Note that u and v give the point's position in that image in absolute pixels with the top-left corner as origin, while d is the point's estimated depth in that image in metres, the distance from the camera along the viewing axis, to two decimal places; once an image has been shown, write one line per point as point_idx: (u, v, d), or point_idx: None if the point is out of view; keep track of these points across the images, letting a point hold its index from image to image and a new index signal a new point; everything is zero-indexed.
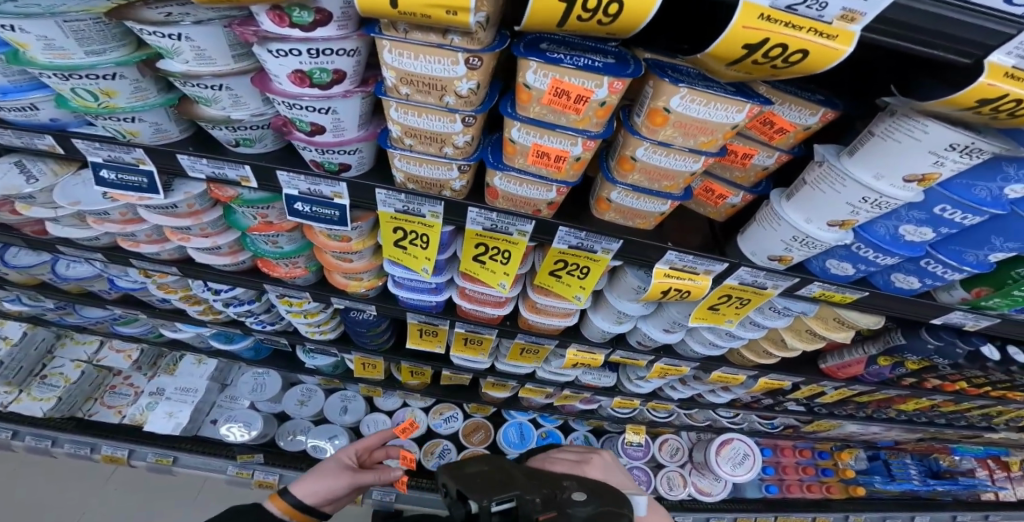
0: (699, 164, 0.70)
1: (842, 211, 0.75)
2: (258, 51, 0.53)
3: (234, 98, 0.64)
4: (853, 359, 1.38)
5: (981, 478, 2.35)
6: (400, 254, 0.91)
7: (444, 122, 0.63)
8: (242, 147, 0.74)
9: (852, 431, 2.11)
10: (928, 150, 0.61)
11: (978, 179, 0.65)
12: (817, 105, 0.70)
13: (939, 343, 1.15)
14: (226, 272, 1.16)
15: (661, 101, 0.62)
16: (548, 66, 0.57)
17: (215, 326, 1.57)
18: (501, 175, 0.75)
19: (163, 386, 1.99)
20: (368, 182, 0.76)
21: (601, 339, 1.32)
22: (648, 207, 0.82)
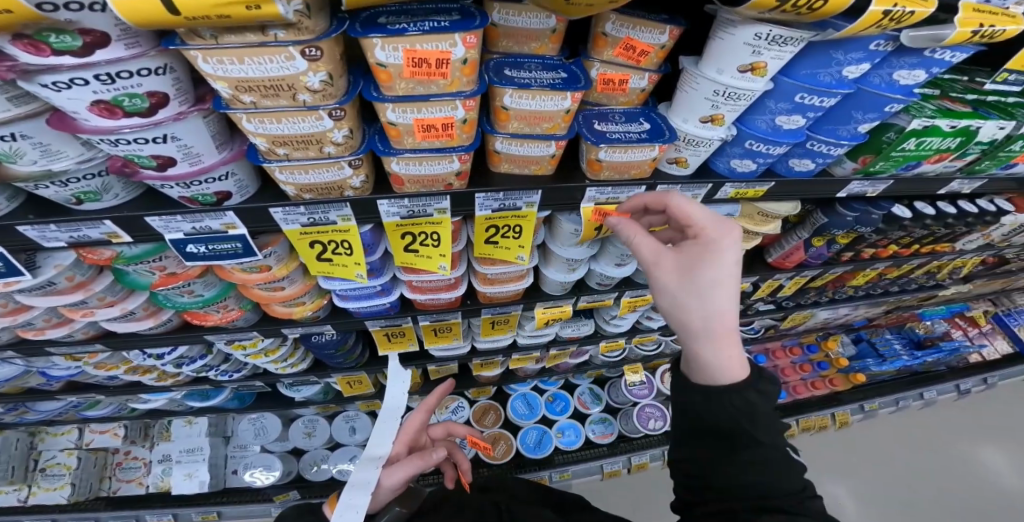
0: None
1: (704, 106, 0.72)
2: (31, 86, 0.46)
3: (43, 149, 0.55)
4: (792, 248, 1.24)
5: (958, 339, 2.33)
6: (328, 267, 0.88)
7: (310, 122, 0.58)
8: (87, 204, 0.66)
9: (827, 319, 2.04)
10: (743, 42, 0.60)
11: (816, 66, 0.65)
12: (663, 23, 0.64)
13: (856, 214, 1.08)
14: (158, 335, 1.13)
15: (498, 101, 0.67)
16: (394, 39, 0.53)
17: (182, 388, 1.59)
18: (397, 160, 0.70)
19: (168, 452, 1.95)
20: (260, 204, 0.72)
21: (562, 291, 1.22)
22: (535, 150, 0.76)
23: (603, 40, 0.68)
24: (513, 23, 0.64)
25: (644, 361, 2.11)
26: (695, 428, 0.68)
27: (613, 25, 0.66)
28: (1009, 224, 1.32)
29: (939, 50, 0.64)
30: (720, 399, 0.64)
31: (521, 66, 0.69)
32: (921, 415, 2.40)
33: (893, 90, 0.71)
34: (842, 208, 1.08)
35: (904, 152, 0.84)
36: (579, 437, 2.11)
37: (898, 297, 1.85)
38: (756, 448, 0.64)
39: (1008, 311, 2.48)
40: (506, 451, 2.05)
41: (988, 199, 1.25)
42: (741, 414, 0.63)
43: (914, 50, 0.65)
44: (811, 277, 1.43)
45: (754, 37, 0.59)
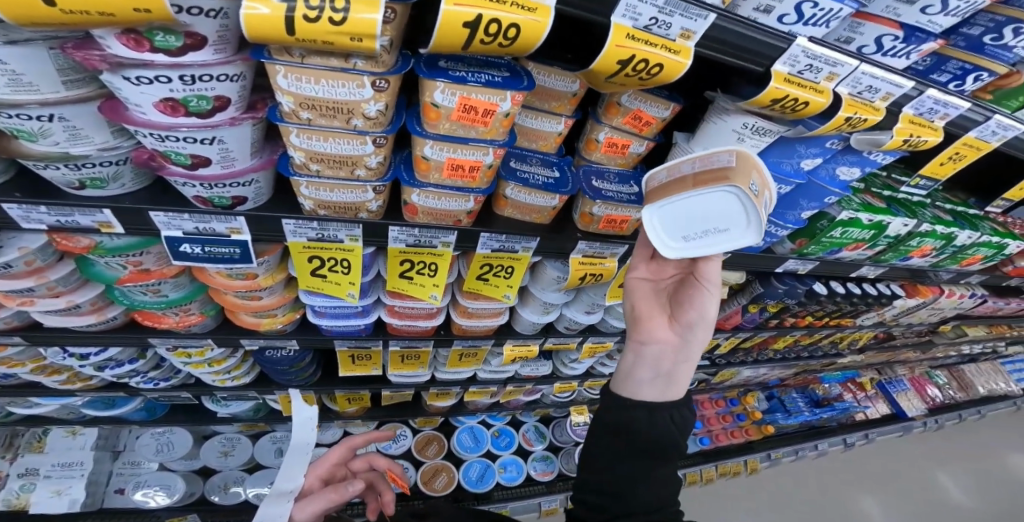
0: (561, 125, 0.79)
1: None
2: (109, 77, 0.45)
3: (73, 132, 0.52)
4: (732, 311, 1.38)
5: (850, 401, 2.67)
6: (319, 283, 0.88)
7: (353, 145, 0.61)
8: (89, 190, 0.62)
9: (749, 377, 2.26)
10: (732, 129, 0.71)
11: (781, 155, 0.78)
12: (668, 100, 0.75)
13: (785, 287, 1.25)
14: (95, 332, 1.03)
15: None
16: (455, 85, 0.58)
17: (90, 393, 1.41)
18: (418, 192, 0.73)
19: (35, 466, 1.66)
20: (274, 213, 0.71)
21: (533, 331, 1.27)
22: (539, 201, 0.83)
23: (616, 107, 0.76)
24: (543, 83, 0.71)
25: (589, 404, 2.19)
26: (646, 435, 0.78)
27: (628, 97, 0.74)
28: (901, 307, 1.58)
29: (874, 153, 0.79)
30: (649, 410, 0.79)
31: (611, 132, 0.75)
32: (818, 465, 2.67)
33: (834, 184, 0.85)
34: (776, 280, 1.25)
35: (831, 238, 1.01)
36: (519, 472, 2.14)
37: (807, 362, 2.09)
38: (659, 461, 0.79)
39: (889, 380, 2.90)
40: (449, 483, 2.01)
41: (885, 283, 1.48)
42: (663, 435, 0.79)
43: (855, 151, 0.80)
44: (742, 338, 1.56)
45: (742, 125, 0.70)
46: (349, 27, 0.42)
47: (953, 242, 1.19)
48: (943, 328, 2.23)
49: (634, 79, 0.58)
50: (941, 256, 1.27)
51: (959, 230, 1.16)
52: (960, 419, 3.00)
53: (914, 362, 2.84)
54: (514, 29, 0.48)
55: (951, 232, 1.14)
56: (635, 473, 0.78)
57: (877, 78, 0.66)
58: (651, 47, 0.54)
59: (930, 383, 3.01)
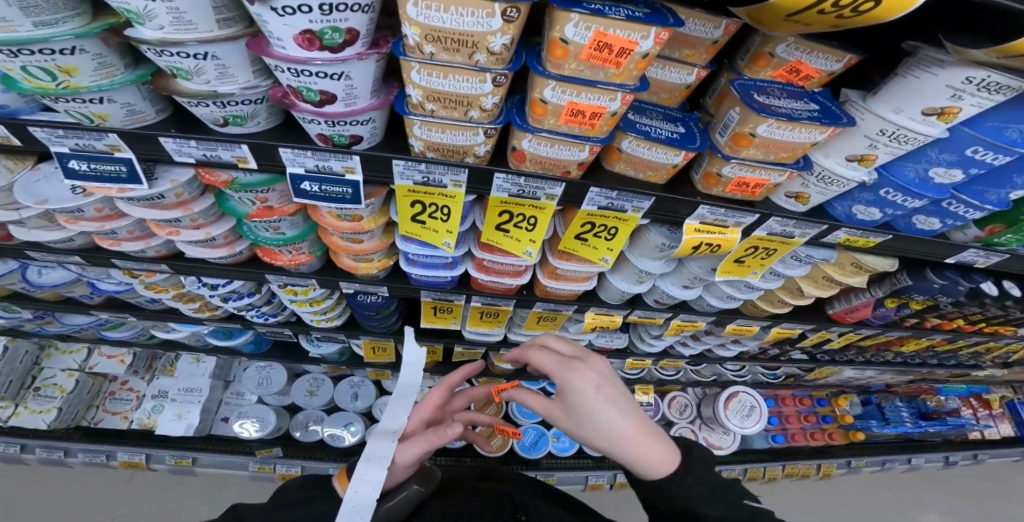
0: (693, 76, 0.71)
1: (860, 144, 0.71)
2: (257, 9, 0.47)
3: (221, 70, 0.56)
4: (859, 304, 1.22)
5: (967, 417, 2.35)
6: (418, 229, 0.90)
7: (472, 83, 0.60)
8: (230, 127, 0.67)
9: (846, 377, 2.05)
10: (945, 84, 0.58)
11: (1011, 121, 0.61)
12: (844, 51, 0.65)
13: (944, 283, 1.05)
14: (222, 265, 1.13)
15: (747, 127, 0.67)
16: (592, 18, 0.53)
17: (212, 323, 1.59)
18: (530, 138, 0.71)
19: (165, 388, 1.96)
20: (385, 153, 0.73)
21: (619, 301, 1.22)
22: (659, 157, 0.75)
23: (767, 59, 0.68)
24: (680, 29, 0.63)
25: (658, 384, 2.12)
26: None
27: (786, 47, 0.65)
28: None
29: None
30: None
31: (765, 91, 0.68)
32: (906, 479, 2.44)
33: None
34: (933, 274, 1.05)
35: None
36: (571, 443, 2.15)
37: (930, 370, 1.84)
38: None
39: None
40: (501, 446, 2.06)
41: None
42: None
43: None
44: (862, 336, 1.43)
45: (963, 80, 0.57)
46: None
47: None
48: None
49: (830, 16, 0.46)
50: None
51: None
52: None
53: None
54: None
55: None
56: None
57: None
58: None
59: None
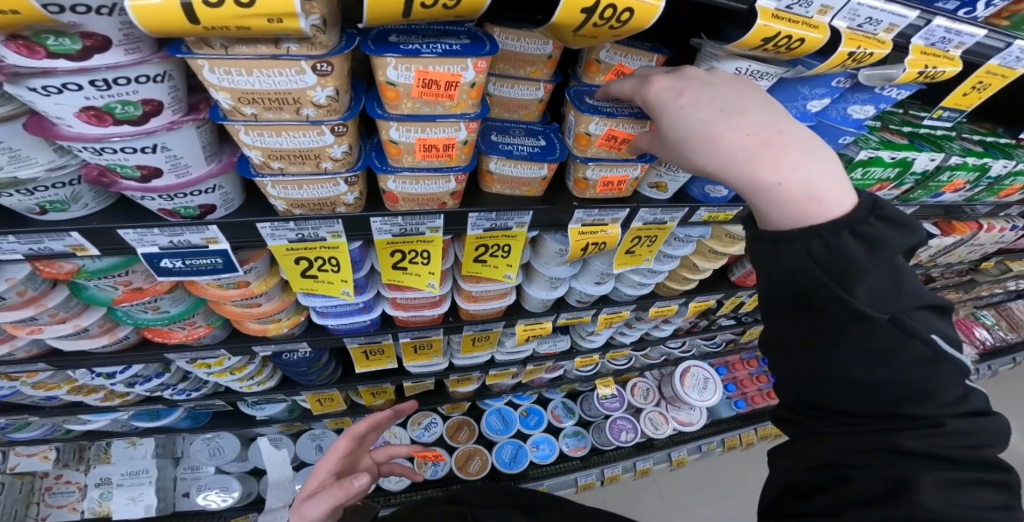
0: (541, 91, 0.75)
1: None
2: (17, 90, 0.43)
3: (12, 155, 0.50)
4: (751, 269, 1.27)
5: None
6: (311, 283, 0.85)
7: (310, 137, 0.55)
8: (52, 213, 0.61)
9: None
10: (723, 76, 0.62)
11: (785, 99, 0.69)
12: (649, 52, 0.69)
13: None
14: (113, 352, 1.05)
15: (582, 127, 0.72)
16: (408, 59, 0.53)
17: (130, 407, 1.47)
18: (393, 179, 0.69)
19: (108, 475, 1.79)
20: (246, 218, 0.67)
21: (543, 308, 1.22)
22: (527, 172, 0.78)
23: (596, 66, 0.71)
24: (511, 47, 0.67)
25: (615, 375, 2.15)
26: (780, 306, 0.54)
27: (607, 52, 0.69)
28: (937, 247, 1.42)
29: (888, 88, 0.70)
30: (789, 251, 0.50)
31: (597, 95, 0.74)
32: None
33: (847, 123, 0.76)
34: None
35: (851, 181, 0.90)
36: (551, 449, 2.11)
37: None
38: (877, 335, 0.48)
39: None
40: (482, 467, 2.01)
41: (918, 223, 1.35)
42: (831, 283, 0.48)
43: (866, 86, 0.71)
44: None
45: (735, 71, 0.61)
46: (265, 6, 0.38)
47: (988, 175, 1.07)
48: (987, 265, 2.02)
49: (603, 30, 0.52)
50: (974, 191, 1.15)
51: (993, 160, 1.04)
52: (1014, 362, 2.82)
53: (960, 304, 2.61)
54: None
55: (985, 163, 1.02)
56: (831, 362, 0.51)
57: (879, 8, 0.58)
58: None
59: (977, 324, 2.76)
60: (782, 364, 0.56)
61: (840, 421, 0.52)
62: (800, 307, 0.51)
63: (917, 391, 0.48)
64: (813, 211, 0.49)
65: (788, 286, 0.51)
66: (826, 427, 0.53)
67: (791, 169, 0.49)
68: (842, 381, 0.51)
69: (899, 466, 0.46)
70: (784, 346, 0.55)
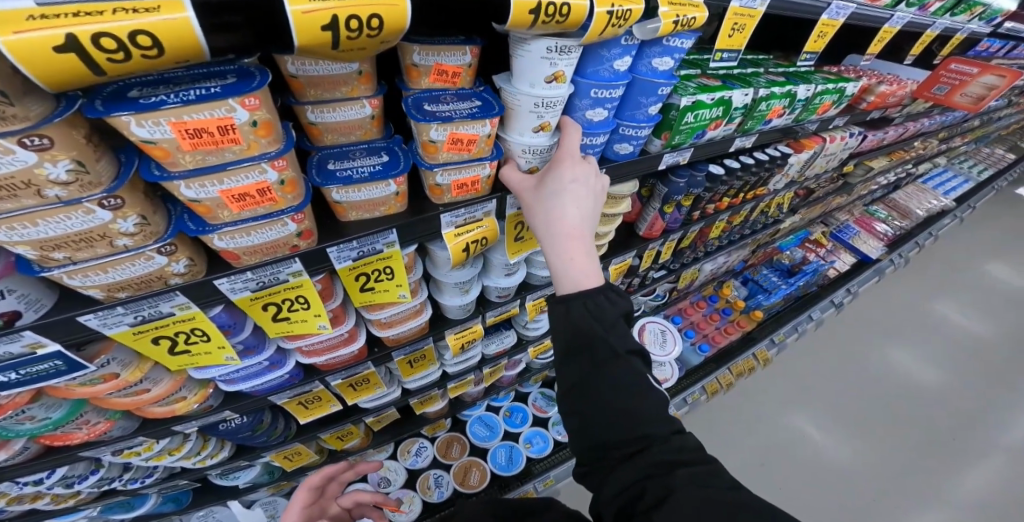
0: (369, 107, 0.71)
1: (531, 119, 0.74)
2: None
3: None
4: (652, 219, 1.22)
5: (814, 261, 2.53)
6: (189, 358, 0.79)
7: (79, 219, 0.50)
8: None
9: (718, 270, 2.12)
10: (540, 56, 0.65)
11: (592, 65, 0.71)
12: (461, 44, 0.67)
13: (686, 181, 1.12)
14: (20, 466, 0.96)
15: (425, 136, 0.69)
16: (150, 113, 0.48)
17: (94, 504, 1.37)
18: (219, 237, 0.64)
19: None
20: (65, 315, 0.61)
21: (466, 312, 1.18)
22: (376, 192, 0.75)
23: (415, 70, 0.68)
24: (314, 71, 0.63)
25: None
26: (575, 356, 0.72)
27: (419, 55, 0.66)
28: (796, 164, 1.42)
29: (670, 38, 0.72)
30: (577, 305, 0.71)
31: (437, 99, 0.70)
32: (817, 335, 2.68)
33: (659, 76, 0.78)
34: (673, 176, 1.13)
35: (688, 124, 0.89)
36: (546, 441, 2.13)
37: (754, 238, 1.91)
38: (624, 370, 0.69)
39: (838, 228, 2.80)
40: (482, 477, 1.97)
41: (771, 148, 1.34)
42: (602, 334, 0.70)
43: (655, 40, 0.73)
44: (677, 240, 1.39)
45: (547, 50, 0.64)
46: None
47: (798, 99, 1.11)
48: (852, 167, 2.01)
49: (364, 40, 0.50)
50: (795, 112, 1.16)
51: (796, 86, 1.09)
52: (919, 247, 3.00)
53: (852, 205, 2.73)
54: (144, 35, 0.39)
55: (790, 90, 1.07)
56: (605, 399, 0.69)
57: None
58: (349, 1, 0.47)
59: (875, 220, 2.92)
60: (573, 408, 0.72)
61: (610, 457, 0.67)
62: (587, 356, 0.71)
63: (655, 423, 0.66)
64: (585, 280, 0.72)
65: (578, 339, 0.71)
66: (606, 464, 0.67)
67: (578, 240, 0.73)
68: (611, 406, 0.68)
69: (660, 481, 0.61)
70: (574, 387, 0.72)
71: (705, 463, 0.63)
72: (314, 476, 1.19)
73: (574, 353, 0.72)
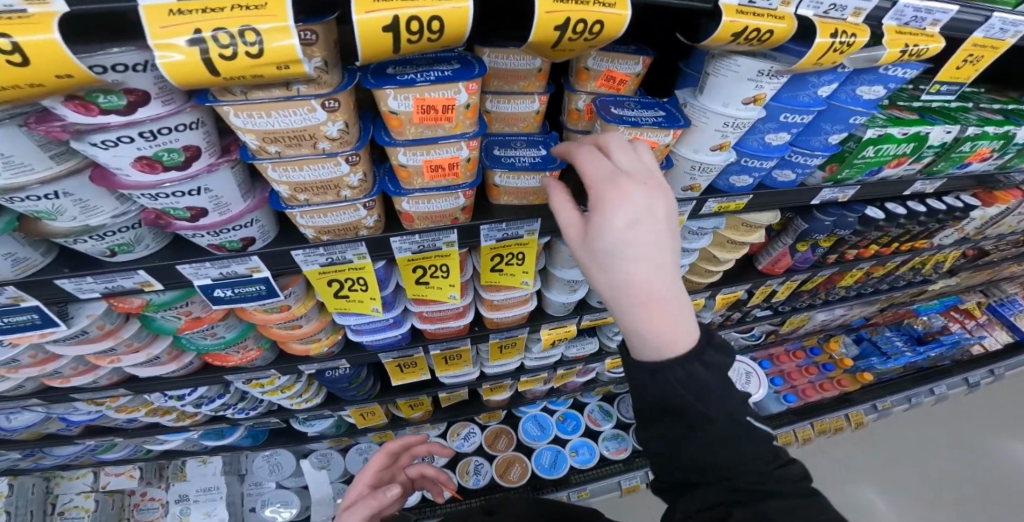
0: (537, 104, 0.79)
1: (714, 138, 0.75)
2: (82, 146, 0.50)
3: (82, 204, 0.59)
4: (779, 254, 1.22)
5: (959, 332, 2.34)
6: (345, 303, 0.93)
7: (328, 168, 0.62)
8: (121, 255, 0.70)
9: (824, 321, 2.03)
10: (747, 78, 0.65)
11: (793, 89, 0.71)
12: (637, 54, 0.72)
13: (834, 219, 1.09)
14: (178, 378, 1.12)
15: (608, 136, 0.72)
16: (405, 90, 0.59)
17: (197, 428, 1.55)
18: (407, 200, 0.75)
19: (184, 492, 1.77)
20: (281, 247, 0.75)
21: (566, 311, 1.25)
22: (531, 182, 0.82)
23: (586, 73, 0.74)
24: (502, 64, 0.72)
25: None
26: (654, 410, 0.64)
27: (594, 60, 0.72)
28: (981, 217, 1.38)
29: (890, 68, 0.70)
30: (667, 376, 0.60)
31: (621, 105, 0.74)
32: (934, 411, 2.43)
33: (857, 104, 0.76)
34: (821, 214, 1.09)
35: (864, 159, 0.89)
36: (591, 453, 2.12)
37: (890, 295, 1.83)
38: (733, 428, 0.63)
39: (1000, 301, 2.53)
40: (522, 474, 2.02)
41: (953, 196, 1.27)
42: (690, 397, 0.61)
43: (870, 68, 0.71)
44: (800, 282, 1.41)
45: (757, 73, 0.65)
46: (271, 57, 0.43)
47: (1015, 141, 1.05)
48: None
49: (580, 43, 0.56)
50: (1007, 157, 1.11)
51: (1018, 127, 1.02)
52: None
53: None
54: (437, 21, 0.49)
55: (1008, 131, 1.00)
56: (686, 446, 0.64)
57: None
58: (584, 6, 0.52)
59: None
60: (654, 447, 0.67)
61: (693, 485, 0.66)
62: (667, 413, 0.63)
63: (760, 465, 0.63)
64: (670, 353, 0.59)
65: (661, 397, 0.62)
66: (687, 490, 0.67)
67: (663, 318, 0.57)
68: (717, 465, 0.63)
69: (752, 512, 0.60)
70: (671, 443, 0.65)
71: (798, 497, 0.60)
72: (393, 444, 1.25)
73: (655, 409, 0.64)
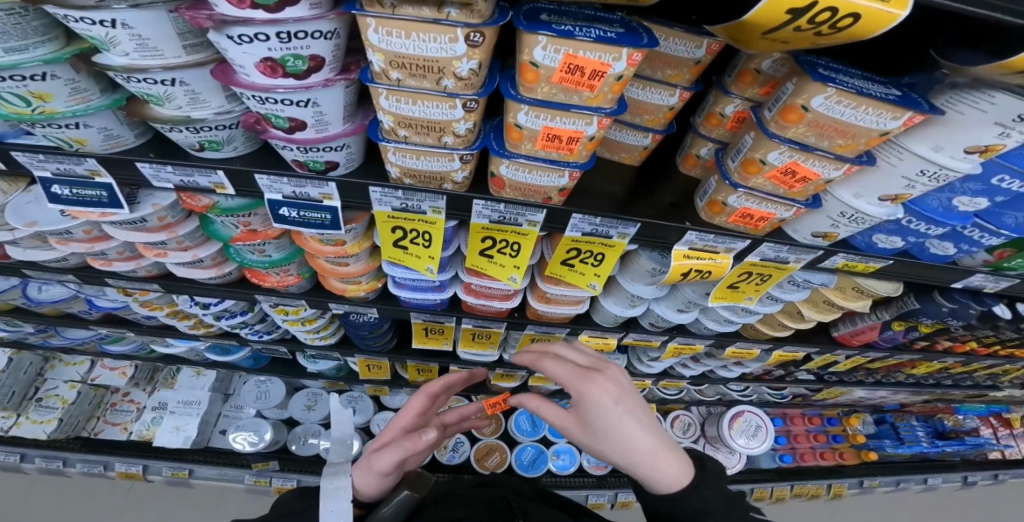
0: (675, 98, 0.70)
1: (895, 185, 0.65)
2: (216, 38, 0.48)
3: (193, 96, 0.58)
4: (867, 327, 1.14)
5: (987, 438, 2.23)
6: (401, 254, 0.87)
7: (442, 109, 0.56)
8: (208, 152, 0.68)
9: (858, 397, 1.92)
10: (994, 121, 0.52)
11: None
12: None
13: (954, 306, 0.97)
14: (215, 285, 1.08)
15: (757, 153, 0.64)
16: (560, 40, 0.51)
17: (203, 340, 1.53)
18: (506, 163, 0.68)
19: (164, 401, 1.82)
20: (362, 180, 0.71)
21: (613, 324, 1.18)
22: None
23: (754, 75, 0.65)
24: (661, 47, 0.63)
25: (660, 403, 2.05)
26: None
27: (771, 63, 0.62)
28: None
29: None
30: None
31: None
32: (924, 499, 2.28)
33: None
34: (941, 297, 0.98)
35: None
36: (571, 460, 2.07)
37: (940, 390, 1.72)
38: None
39: None
40: (500, 463, 2.00)
41: None
42: None
43: None
44: (866, 357, 1.32)
45: (1015, 117, 0.50)
46: None
47: None
48: None
49: (808, 33, 0.45)
50: None
51: None
52: None
53: None
54: None
55: None
56: None
57: None
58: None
59: None
60: None
61: None
62: None
63: None
64: None
65: None
66: None
67: None
68: None
69: None
70: None
71: None
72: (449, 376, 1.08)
73: None
